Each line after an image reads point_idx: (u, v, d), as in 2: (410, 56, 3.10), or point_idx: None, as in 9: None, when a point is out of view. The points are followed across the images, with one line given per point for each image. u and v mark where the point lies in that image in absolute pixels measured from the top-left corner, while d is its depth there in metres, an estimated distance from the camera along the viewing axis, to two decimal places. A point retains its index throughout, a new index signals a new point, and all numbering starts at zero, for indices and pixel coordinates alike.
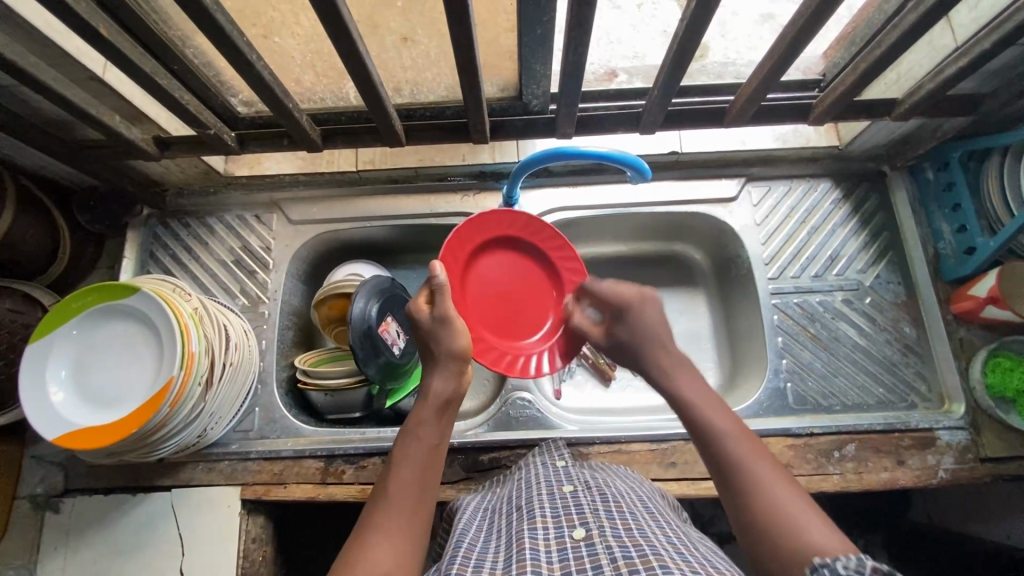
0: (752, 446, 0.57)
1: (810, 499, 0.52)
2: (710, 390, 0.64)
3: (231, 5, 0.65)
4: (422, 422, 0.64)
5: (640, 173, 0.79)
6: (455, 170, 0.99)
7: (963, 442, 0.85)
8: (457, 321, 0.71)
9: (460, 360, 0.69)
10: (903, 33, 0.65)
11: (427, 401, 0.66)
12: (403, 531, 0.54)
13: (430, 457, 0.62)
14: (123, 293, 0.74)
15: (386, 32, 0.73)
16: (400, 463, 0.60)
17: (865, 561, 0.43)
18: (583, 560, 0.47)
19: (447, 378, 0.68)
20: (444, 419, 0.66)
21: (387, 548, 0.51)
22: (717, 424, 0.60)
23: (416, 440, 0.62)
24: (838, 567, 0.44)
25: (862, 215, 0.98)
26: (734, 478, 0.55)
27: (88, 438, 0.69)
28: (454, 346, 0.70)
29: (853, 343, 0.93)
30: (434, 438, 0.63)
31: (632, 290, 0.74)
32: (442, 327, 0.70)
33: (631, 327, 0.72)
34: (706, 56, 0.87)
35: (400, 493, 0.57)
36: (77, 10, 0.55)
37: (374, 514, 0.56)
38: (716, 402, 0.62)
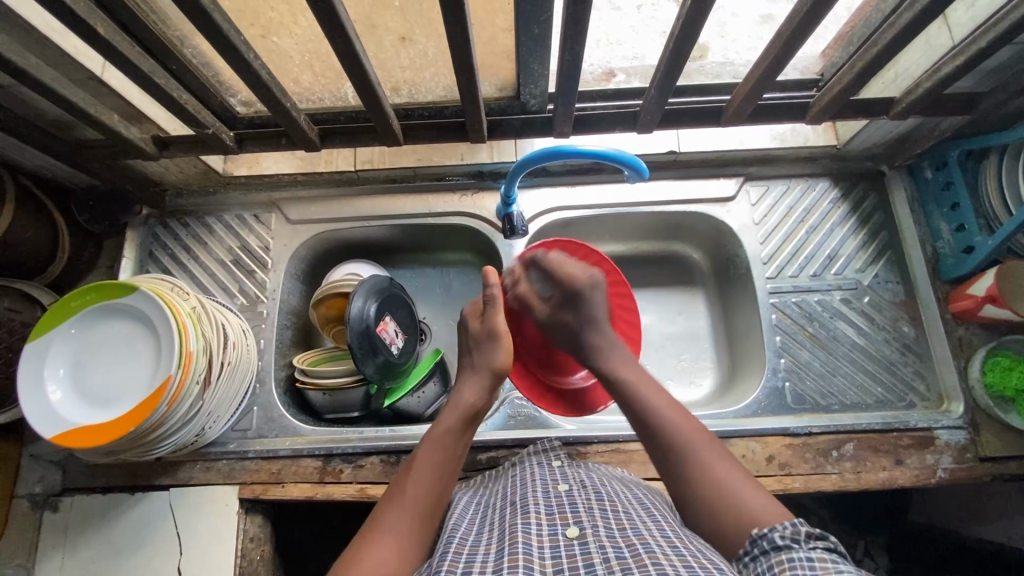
0: (689, 425, 0.61)
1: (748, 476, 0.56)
2: (648, 375, 0.68)
3: (229, 4, 0.66)
4: (447, 429, 0.64)
5: (638, 172, 0.79)
6: (453, 170, 0.99)
7: (962, 441, 0.85)
8: (505, 338, 0.73)
9: (496, 375, 0.71)
10: (899, 31, 0.65)
11: (457, 408, 0.66)
12: (409, 533, 0.54)
13: (448, 464, 0.62)
14: (122, 292, 0.74)
15: (384, 31, 0.73)
16: (415, 465, 0.61)
17: (799, 527, 0.47)
18: (576, 558, 0.47)
19: (479, 389, 0.68)
20: (469, 430, 0.66)
21: (392, 548, 0.52)
22: (659, 407, 0.63)
23: (437, 445, 0.62)
24: (776, 537, 0.47)
25: (861, 214, 0.98)
26: (676, 459, 0.59)
27: (86, 437, 0.69)
28: (495, 361, 0.71)
29: (852, 343, 0.92)
30: (457, 447, 0.64)
31: (579, 270, 0.77)
32: (489, 339, 0.73)
33: (579, 311, 0.75)
34: (705, 56, 0.87)
35: (412, 495, 0.58)
36: (75, 9, 0.55)
37: (382, 514, 0.56)
38: (657, 388, 0.65)
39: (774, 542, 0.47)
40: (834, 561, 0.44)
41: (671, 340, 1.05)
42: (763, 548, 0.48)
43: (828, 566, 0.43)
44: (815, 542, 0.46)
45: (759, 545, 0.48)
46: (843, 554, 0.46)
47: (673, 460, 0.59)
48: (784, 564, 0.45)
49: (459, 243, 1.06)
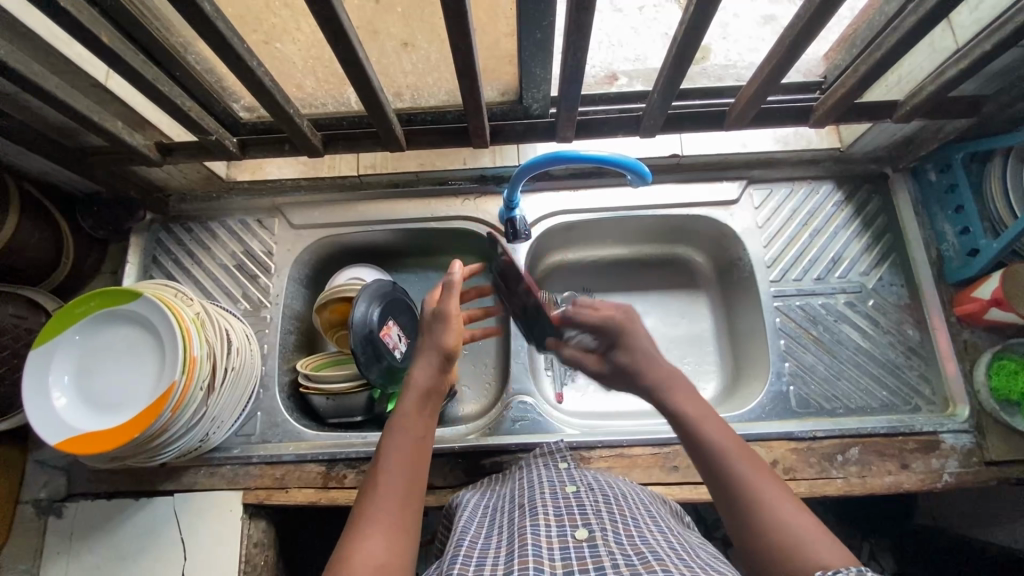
0: (749, 460, 0.56)
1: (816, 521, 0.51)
2: (711, 409, 0.62)
3: (232, 12, 0.66)
4: (406, 415, 0.62)
5: (641, 176, 0.78)
6: (455, 174, 0.99)
7: (967, 445, 0.85)
8: (456, 317, 0.68)
9: (448, 355, 0.67)
10: (903, 35, 0.65)
11: (410, 391, 0.64)
12: (395, 528, 0.53)
13: (417, 449, 0.59)
14: (126, 298, 0.74)
15: (386, 37, 0.73)
16: (385, 459, 0.58)
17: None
18: (585, 561, 0.47)
19: (432, 368, 0.65)
20: (429, 410, 0.63)
21: (379, 543, 0.51)
22: (721, 444, 0.58)
23: (401, 434, 0.60)
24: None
25: (865, 217, 0.97)
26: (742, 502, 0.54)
27: (91, 444, 0.69)
28: (445, 340, 0.66)
29: (856, 346, 0.92)
30: (419, 428, 0.61)
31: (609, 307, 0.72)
32: (438, 321, 0.68)
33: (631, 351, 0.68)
34: (707, 57, 0.85)
35: (388, 491, 0.55)
36: (79, 18, 0.55)
37: (363, 509, 0.54)
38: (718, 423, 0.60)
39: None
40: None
41: (674, 343, 1.05)
42: None
43: None
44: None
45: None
46: None
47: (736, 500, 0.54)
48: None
49: (463, 247, 1.06)
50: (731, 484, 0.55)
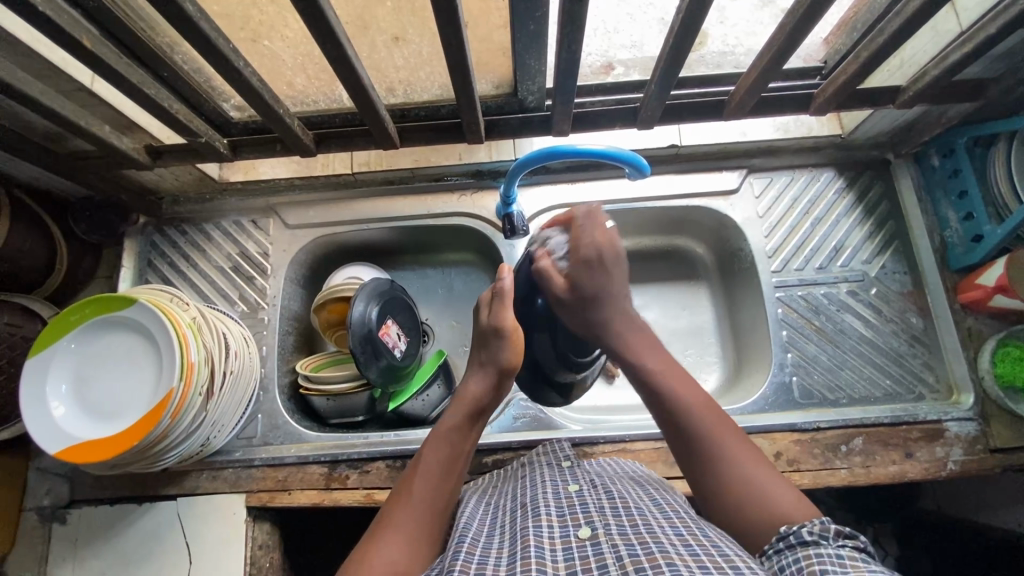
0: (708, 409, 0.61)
1: (772, 468, 0.56)
2: (671, 362, 0.66)
3: (218, 11, 0.64)
4: (452, 429, 0.64)
5: (639, 169, 0.77)
6: (452, 170, 0.98)
7: (972, 432, 0.84)
8: (513, 334, 0.69)
9: (503, 373, 0.68)
10: (905, 20, 0.63)
11: (461, 405, 0.66)
12: (418, 538, 0.54)
13: (453, 465, 0.61)
14: (121, 304, 0.73)
15: (377, 31, 0.71)
16: (425, 467, 0.60)
17: (827, 525, 0.47)
18: (589, 559, 0.47)
19: (484, 385, 0.67)
20: (473, 429, 0.65)
21: (403, 548, 0.52)
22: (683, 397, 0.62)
23: (444, 447, 0.62)
24: (805, 534, 0.47)
25: (867, 204, 0.96)
26: (699, 442, 0.59)
27: (90, 453, 0.69)
28: (500, 359, 0.68)
29: (858, 335, 0.91)
30: (463, 445, 0.63)
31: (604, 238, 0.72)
32: (495, 337, 0.69)
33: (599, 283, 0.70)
34: (705, 43, 0.82)
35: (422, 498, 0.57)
36: (59, 23, 0.54)
37: (394, 514, 0.56)
38: (676, 372, 0.65)
39: (801, 538, 0.47)
40: (863, 560, 0.44)
41: (675, 335, 1.04)
42: (789, 543, 0.47)
43: (859, 564, 0.43)
44: (844, 541, 0.46)
45: (786, 539, 0.48)
46: (870, 552, 0.46)
47: (695, 446, 0.59)
48: (812, 558, 0.44)
49: (461, 243, 1.05)
50: (691, 433, 0.60)
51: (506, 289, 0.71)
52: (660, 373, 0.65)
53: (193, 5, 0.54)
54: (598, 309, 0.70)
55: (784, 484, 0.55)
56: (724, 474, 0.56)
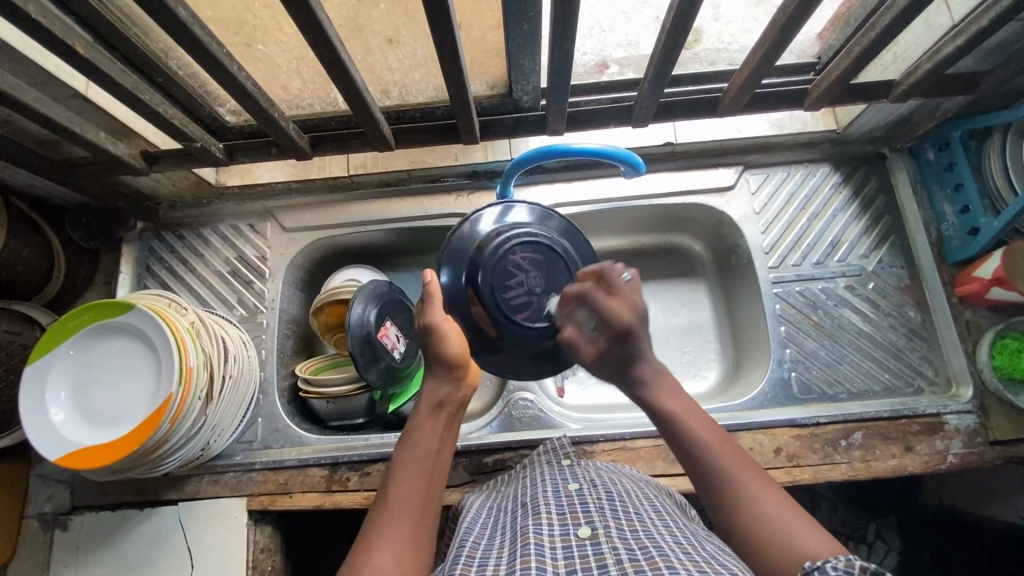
0: (729, 450, 0.59)
1: (796, 506, 0.54)
2: (695, 405, 0.64)
3: (210, 17, 0.64)
4: (418, 429, 0.63)
5: (634, 167, 0.77)
6: (447, 171, 0.98)
7: (971, 426, 0.84)
8: (448, 329, 0.66)
9: (455, 365, 0.66)
10: (896, 15, 0.63)
11: (422, 404, 0.65)
12: (407, 538, 0.53)
13: (429, 461, 0.61)
14: (119, 311, 0.74)
15: (370, 34, 0.71)
16: (398, 470, 0.59)
17: (853, 561, 0.44)
18: (588, 559, 0.46)
19: (441, 382, 0.66)
20: (441, 422, 0.64)
21: (390, 553, 0.51)
22: (703, 436, 0.60)
23: (414, 447, 0.61)
24: (829, 569, 0.44)
25: (863, 199, 0.96)
26: (718, 483, 0.57)
27: (89, 459, 0.69)
28: (446, 354, 0.65)
29: (857, 330, 0.92)
30: (433, 442, 0.62)
31: (626, 304, 0.67)
32: (430, 335, 0.66)
33: (630, 349, 0.67)
34: (699, 41, 0.83)
35: (400, 500, 0.57)
36: (53, 31, 0.54)
37: (376, 521, 0.55)
38: (699, 413, 0.64)
39: (825, 573, 0.44)
40: None
41: (674, 333, 1.04)
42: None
43: None
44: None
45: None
46: None
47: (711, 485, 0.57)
48: None
49: None
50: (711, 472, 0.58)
51: (434, 293, 0.67)
52: (682, 413, 0.63)
53: (185, 9, 0.54)
54: (637, 363, 0.67)
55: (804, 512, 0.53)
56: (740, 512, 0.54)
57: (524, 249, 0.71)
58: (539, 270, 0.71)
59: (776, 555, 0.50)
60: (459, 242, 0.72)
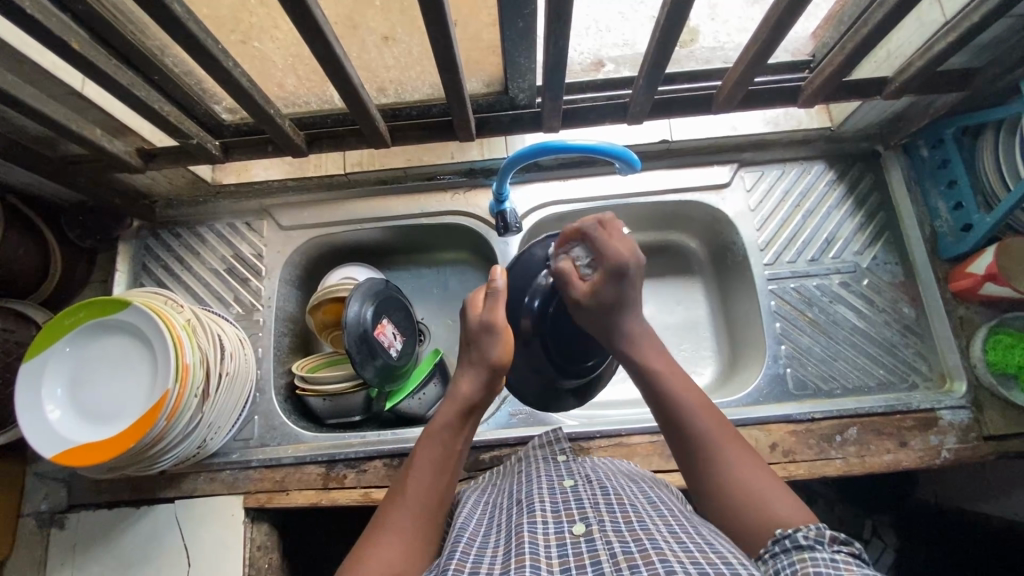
0: (712, 417, 0.59)
1: (778, 479, 0.55)
2: (676, 363, 0.65)
3: (206, 14, 0.64)
4: (444, 426, 0.63)
5: (630, 164, 0.77)
6: (444, 169, 0.98)
7: (965, 420, 0.85)
8: (504, 330, 0.67)
9: (495, 369, 0.66)
10: (887, 12, 0.63)
11: (453, 402, 0.64)
12: (416, 536, 0.54)
13: (447, 462, 0.60)
14: (116, 308, 0.74)
15: (366, 31, 0.71)
16: (417, 465, 0.60)
17: (823, 531, 0.46)
18: (582, 556, 0.47)
19: (476, 382, 0.65)
20: (467, 424, 0.64)
21: (398, 547, 0.52)
22: (686, 400, 0.60)
23: (436, 444, 0.61)
24: (800, 538, 0.45)
25: (858, 196, 0.97)
26: (701, 451, 0.57)
27: (86, 456, 0.69)
28: (492, 355, 0.66)
29: (852, 326, 0.92)
30: (456, 444, 0.62)
31: (625, 246, 0.68)
32: (485, 332, 0.67)
33: (625, 292, 0.67)
34: (695, 39, 0.83)
35: (414, 496, 0.57)
36: (49, 27, 0.54)
37: (387, 514, 0.56)
38: (682, 376, 0.63)
39: (796, 541, 0.45)
40: (858, 565, 0.42)
41: (671, 330, 1.05)
42: (786, 547, 0.46)
43: (855, 567, 0.41)
44: (840, 546, 0.45)
45: (782, 542, 0.46)
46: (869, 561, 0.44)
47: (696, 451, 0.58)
48: (805, 561, 0.43)
49: (455, 242, 1.05)
50: (695, 440, 0.58)
51: (501, 291, 0.68)
52: (667, 375, 0.63)
53: (181, 5, 0.54)
54: (623, 312, 0.67)
55: (783, 485, 0.54)
56: (723, 480, 0.55)
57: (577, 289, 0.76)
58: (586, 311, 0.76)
59: (759, 527, 0.51)
60: (519, 267, 0.77)
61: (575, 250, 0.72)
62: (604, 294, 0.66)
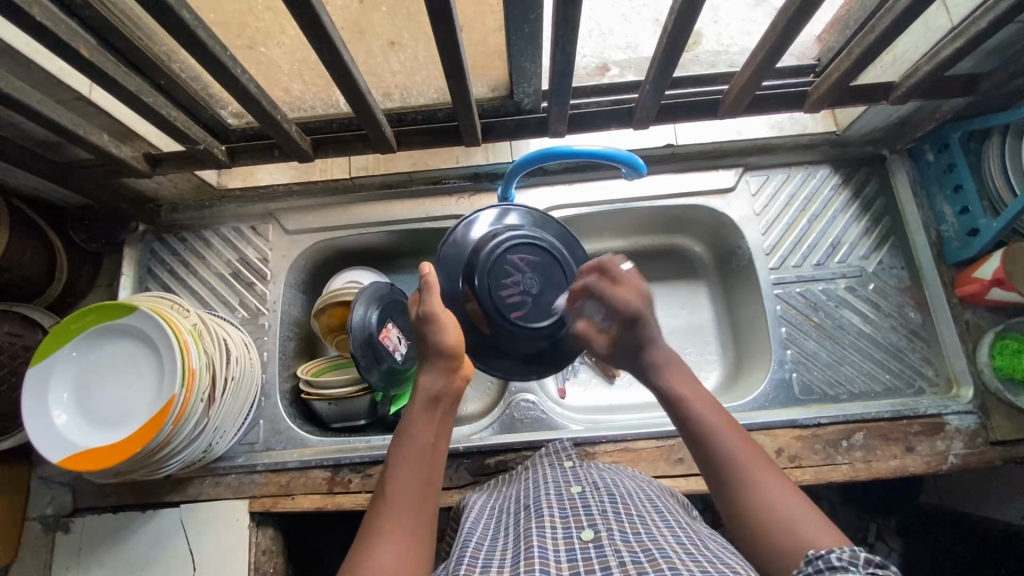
0: (739, 438, 0.59)
1: (806, 498, 0.53)
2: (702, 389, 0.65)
3: (214, 20, 0.64)
4: (414, 421, 0.63)
5: (635, 169, 0.77)
6: (449, 173, 0.98)
7: (972, 426, 0.85)
8: (444, 317, 0.67)
9: (449, 356, 0.66)
10: (895, 17, 0.63)
11: (418, 397, 0.64)
12: (408, 536, 0.54)
13: (425, 457, 0.60)
14: (122, 312, 0.74)
15: (373, 37, 0.71)
16: (395, 465, 0.59)
17: (859, 553, 0.42)
18: (592, 561, 0.47)
19: (436, 374, 0.65)
20: (437, 415, 0.64)
21: (390, 549, 0.52)
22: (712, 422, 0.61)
23: (411, 441, 0.61)
24: (833, 559, 0.43)
25: (863, 200, 0.97)
26: (725, 474, 0.57)
27: (92, 460, 0.69)
28: (444, 343, 0.65)
29: (858, 331, 0.92)
30: (430, 436, 0.62)
31: (635, 292, 0.72)
32: (424, 325, 0.67)
33: (642, 333, 0.71)
34: (699, 43, 0.83)
35: (398, 496, 0.57)
36: (57, 33, 0.54)
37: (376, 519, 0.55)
38: (709, 400, 0.64)
39: (829, 563, 0.43)
40: None
41: (675, 335, 1.04)
42: (818, 568, 0.43)
43: None
44: (876, 568, 0.41)
45: (813, 563, 0.44)
46: None
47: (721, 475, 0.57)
48: None
49: None
50: (720, 462, 0.58)
51: (433, 282, 0.68)
52: (692, 400, 0.64)
53: (189, 11, 0.54)
54: (649, 351, 0.71)
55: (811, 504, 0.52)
56: (749, 502, 0.54)
57: (518, 250, 0.75)
58: (530, 270, 0.75)
59: (785, 547, 0.49)
60: (450, 248, 0.77)
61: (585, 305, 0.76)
62: (625, 339, 0.72)
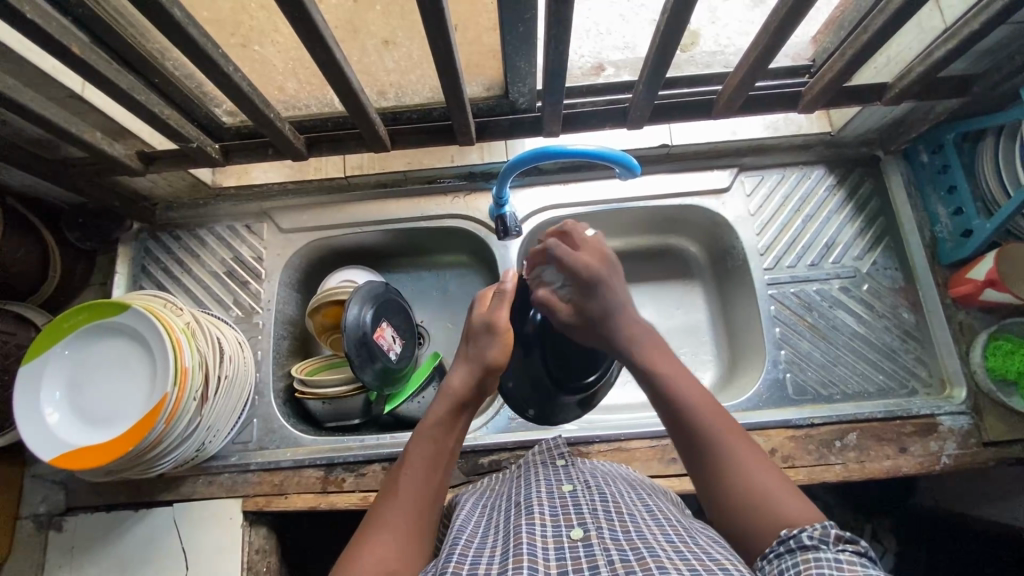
0: (716, 417, 0.58)
1: (787, 480, 0.53)
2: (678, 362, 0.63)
3: (207, 18, 0.64)
4: (436, 422, 0.62)
5: (629, 168, 0.77)
6: (444, 172, 0.98)
7: (965, 426, 0.85)
8: (503, 329, 0.66)
9: (489, 368, 0.65)
10: (887, 19, 0.63)
11: (446, 397, 0.64)
12: (408, 535, 0.53)
13: (440, 459, 0.60)
14: (115, 310, 0.74)
15: (367, 35, 0.71)
16: (408, 463, 0.59)
17: (829, 530, 0.45)
18: (580, 561, 0.47)
19: (468, 378, 0.64)
20: (458, 419, 0.63)
21: (392, 547, 0.52)
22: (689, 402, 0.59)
23: (428, 441, 0.60)
24: (805, 538, 0.44)
25: (857, 201, 0.97)
26: (706, 459, 0.56)
27: (84, 459, 0.69)
28: (488, 354, 0.65)
29: (852, 331, 0.92)
30: (448, 439, 0.61)
31: (594, 256, 0.68)
32: (486, 333, 0.67)
33: (605, 301, 0.66)
34: (695, 43, 0.83)
35: (406, 495, 0.56)
36: (49, 31, 0.54)
37: (381, 514, 0.55)
38: (685, 374, 0.62)
39: (801, 541, 0.44)
40: (864, 565, 0.41)
41: (670, 334, 1.05)
42: (790, 547, 0.45)
43: (859, 569, 0.41)
44: (845, 545, 0.44)
45: (786, 543, 0.45)
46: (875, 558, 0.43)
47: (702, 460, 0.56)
48: (809, 563, 0.42)
49: (455, 245, 1.05)
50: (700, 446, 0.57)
51: (509, 292, 0.70)
52: (670, 377, 0.61)
53: (181, 9, 0.54)
54: (611, 317, 0.66)
55: (791, 487, 0.53)
56: (731, 487, 0.54)
57: None
58: None
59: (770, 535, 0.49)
60: (531, 277, 0.78)
61: (549, 270, 0.72)
62: (590, 309, 0.66)
